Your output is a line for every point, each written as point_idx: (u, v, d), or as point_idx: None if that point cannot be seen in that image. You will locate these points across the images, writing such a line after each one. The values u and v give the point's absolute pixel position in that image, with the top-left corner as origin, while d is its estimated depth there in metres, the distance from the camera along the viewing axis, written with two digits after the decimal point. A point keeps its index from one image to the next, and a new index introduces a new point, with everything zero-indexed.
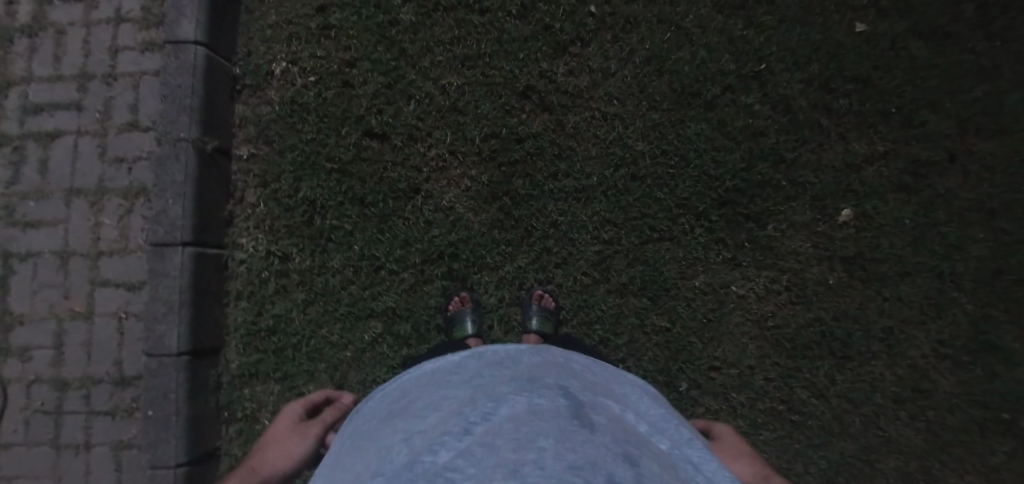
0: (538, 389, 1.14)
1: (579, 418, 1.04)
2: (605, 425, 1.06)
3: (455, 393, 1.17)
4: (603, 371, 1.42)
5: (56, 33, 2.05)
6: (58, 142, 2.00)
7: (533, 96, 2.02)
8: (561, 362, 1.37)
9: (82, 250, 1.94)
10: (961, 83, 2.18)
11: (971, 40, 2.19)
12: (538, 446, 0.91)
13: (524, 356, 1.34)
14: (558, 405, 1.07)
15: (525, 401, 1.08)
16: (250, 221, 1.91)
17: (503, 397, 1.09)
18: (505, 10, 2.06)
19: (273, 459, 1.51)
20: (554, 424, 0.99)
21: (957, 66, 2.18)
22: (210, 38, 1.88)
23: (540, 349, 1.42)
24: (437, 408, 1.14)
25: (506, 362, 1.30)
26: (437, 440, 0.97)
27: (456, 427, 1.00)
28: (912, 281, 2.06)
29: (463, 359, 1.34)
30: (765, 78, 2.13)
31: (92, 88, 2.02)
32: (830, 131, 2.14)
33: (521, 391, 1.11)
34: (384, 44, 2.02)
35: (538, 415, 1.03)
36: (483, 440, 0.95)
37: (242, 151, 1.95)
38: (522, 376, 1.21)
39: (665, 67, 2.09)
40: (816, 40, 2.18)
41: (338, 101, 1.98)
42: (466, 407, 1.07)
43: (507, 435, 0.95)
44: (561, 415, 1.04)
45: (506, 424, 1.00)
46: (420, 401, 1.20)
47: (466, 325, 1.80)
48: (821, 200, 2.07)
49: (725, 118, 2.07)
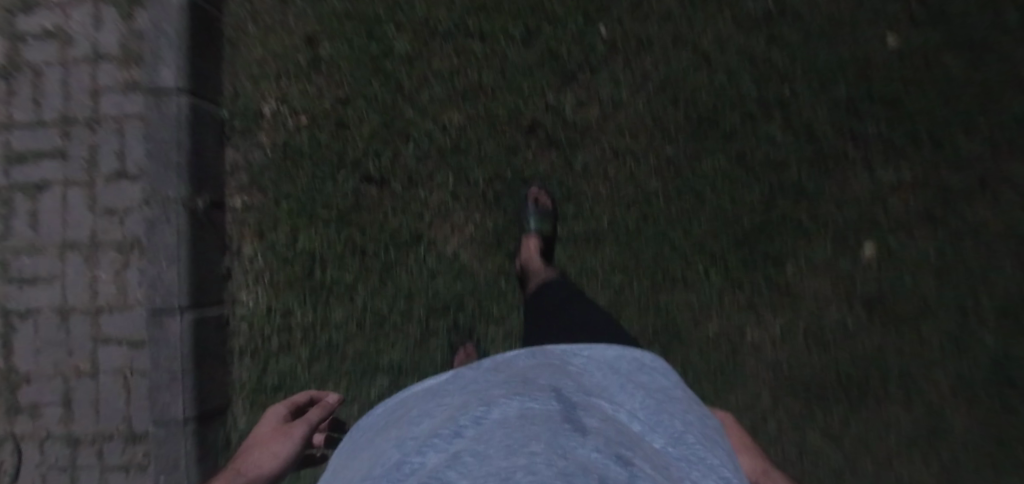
0: (531, 392, 1.02)
1: (571, 422, 0.93)
2: (598, 428, 0.93)
3: (450, 401, 1.05)
4: (600, 363, 1.26)
5: (35, 75, 1.98)
6: (46, 193, 1.94)
7: (540, 132, 1.89)
8: (559, 363, 1.22)
9: (80, 305, 1.91)
10: (998, 97, 2.07)
11: (1012, 51, 2.08)
12: (529, 452, 0.80)
13: (520, 359, 1.21)
14: (551, 410, 0.96)
15: (517, 404, 0.97)
16: (249, 276, 1.85)
17: (496, 401, 0.98)
18: (508, 34, 1.91)
19: (256, 461, 1.41)
20: (545, 429, 0.88)
21: (996, 79, 2.08)
22: (193, 83, 1.76)
23: (534, 351, 1.27)
24: (431, 416, 1.01)
25: (500, 369, 1.16)
26: (426, 444, 0.87)
27: (447, 430, 0.90)
28: (934, 317, 2.00)
29: (458, 370, 1.21)
30: (788, 103, 2.00)
31: (76, 134, 1.95)
32: (855, 159, 2.04)
33: (513, 395, 1.00)
34: (379, 78, 1.88)
35: (529, 419, 0.91)
36: (472, 446, 0.84)
37: (235, 201, 1.85)
38: (517, 382, 1.08)
39: (681, 95, 1.94)
40: (843, 59, 2.06)
41: (333, 144, 1.86)
42: (457, 412, 0.97)
43: (498, 442, 0.84)
44: (552, 419, 0.92)
45: (498, 429, 0.89)
46: (415, 411, 1.06)
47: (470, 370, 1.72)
48: (843, 236, 1.99)
49: (744, 150, 1.95)
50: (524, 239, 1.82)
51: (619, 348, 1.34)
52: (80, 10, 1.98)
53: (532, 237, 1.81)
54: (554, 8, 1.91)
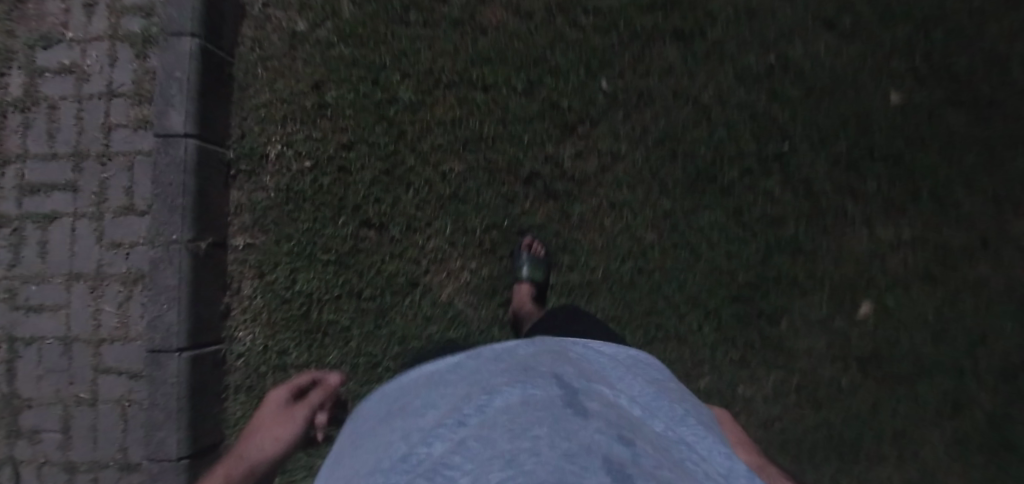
0: (533, 378, 1.04)
1: (573, 405, 0.95)
2: (599, 411, 0.97)
3: (450, 386, 1.06)
4: (599, 356, 1.31)
5: (50, 108, 2.04)
6: (56, 224, 1.99)
7: (538, 182, 1.92)
8: (557, 351, 1.26)
9: (82, 335, 1.96)
10: (1000, 157, 2.09)
11: (1014, 111, 2.10)
12: (533, 436, 0.83)
13: (520, 347, 1.22)
14: (553, 395, 0.98)
15: (520, 391, 0.98)
16: (247, 315, 1.88)
17: (498, 387, 1.00)
18: (510, 85, 1.95)
19: (259, 448, 1.33)
20: (548, 414, 0.90)
21: (998, 139, 2.10)
22: (201, 127, 1.80)
23: (535, 340, 1.30)
24: (432, 404, 1.03)
25: (500, 355, 1.18)
26: (431, 433, 0.89)
27: (451, 419, 0.92)
28: (931, 378, 1.98)
29: (456, 356, 1.23)
30: (787, 159, 2.00)
31: (86, 168, 2.00)
32: (854, 215, 2.03)
33: (515, 381, 1.02)
34: (383, 125, 1.92)
35: (532, 405, 0.93)
36: (475, 432, 0.87)
37: (237, 240, 1.90)
38: (517, 367, 1.10)
39: (679, 150, 1.96)
40: (845, 114, 2.06)
41: (335, 188, 1.90)
42: (459, 400, 0.99)
43: (503, 428, 0.87)
44: (556, 402, 0.95)
45: (501, 415, 0.91)
46: (414, 401, 1.08)
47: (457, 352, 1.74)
48: (839, 293, 1.99)
49: (741, 206, 1.96)
50: (516, 284, 1.84)
51: (613, 345, 1.40)
52: (97, 47, 2.05)
53: (524, 283, 1.83)
54: (556, 61, 1.96)
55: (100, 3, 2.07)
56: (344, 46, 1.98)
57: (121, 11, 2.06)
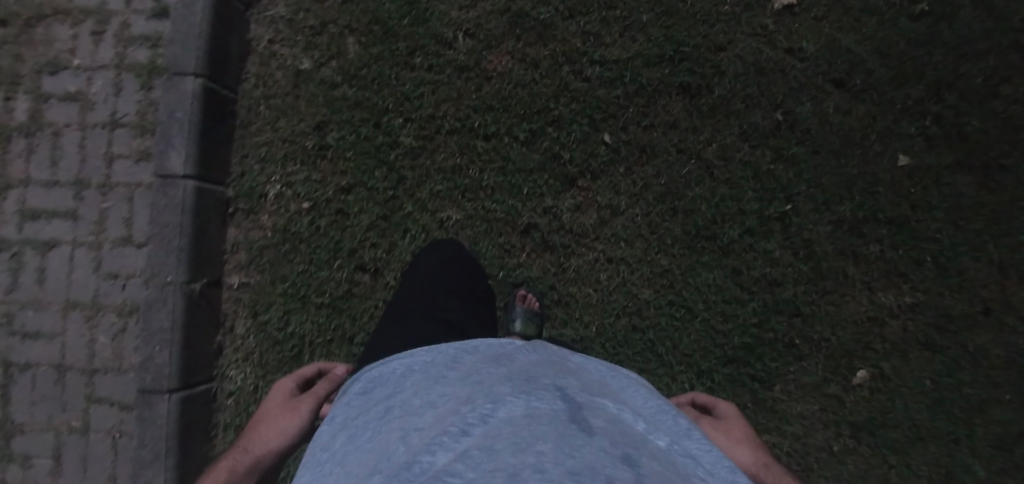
0: (536, 392, 1.09)
1: (576, 421, 1.00)
2: (602, 428, 1.01)
3: (454, 393, 1.11)
4: (602, 368, 1.36)
5: (53, 135, 2.04)
6: (56, 251, 2.00)
7: (535, 233, 1.91)
8: (558, 362, 1.31)
9: (76, 363, 1.96)
10: (1007, 222, 2.07)
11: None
12: (537, 450, 0.89)
13: (521, 354, 1.27)
14: (556, 410, 1.03)
15: (523, 404, 1.03)
16: (239, 354, 1.88)
17: (502, 398, 1.05)
18: (512, 134, 1.94)
19: (264, 438, 1.46)
20: (552, 429, 0.96)
21: (1006, 205, 2.07)
22: (201, 168, 1.81)
23: (536, 347, 1.35)
24: (434, 408, 1.08)
25: (502, 362, 1.22)
26: (435, 441, 0.94)
27: (455, 427, 0.97)
28: (924, 447, 1.96)
29: (458, 356, 1.27)
30: (790, 219, 1.98)
31: (87, 197, 2.01)
32: (855, 278, 2.00)
33: (518, 394, 1.07)
34: (382, 169, 1.91)
35: (535, 420, 0.99)
36: (482, 443, 0.92)
37: (233, 279, 1.90)
38: (521, 378, 1.14)
39: (680, 206, 1.94)
40: (851, 175, 2.03)
41: (332, 231, 1.90)
42: (463, 407, 1.03)
43: (507, 440, 0.92)
44: (558, 418, 1.00)
45: (506, 428, 0.97)
46: (418, 401, 1.12)
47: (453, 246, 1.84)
48: (836, 358, 1.97)
49: (741, 266, 1.94)
50: (506, 335, 1.81)
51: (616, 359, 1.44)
52: (103, 75, 2.06)
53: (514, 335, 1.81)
54: (559, 111, 1.95)
55: (109, 31, 2.08)
56: (349, 86, 1.97)
57: (129, 40, 2.07)
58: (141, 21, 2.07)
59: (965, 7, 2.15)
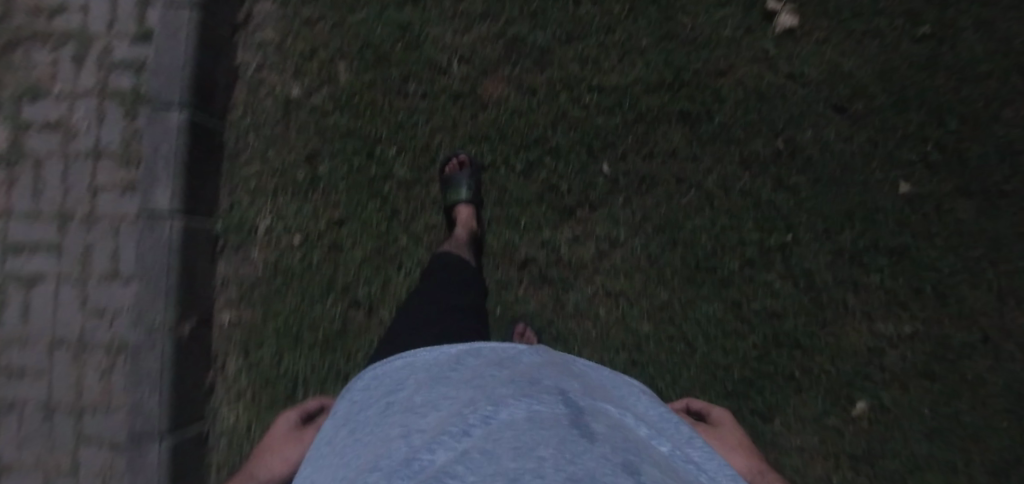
0: (538, 395, 1.09)
1: (578, 426, 1.00)
2: (605, 433, 1.01)
3: (456, 394, 1.12)
4: (604, 375, 1.38)
5: (35, 165, 1.98)
6: (40, 286, 1.95)
7: (533, 267, 1.88)
8: (561, 365, 1.31)
9: (63, 402, 1.92)
10: (1007, 246, 2.05)
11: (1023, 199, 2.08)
12: (538, 456, 0.88)
13: (525, 357, 1.27)
14: (558, 414, 1.03)
15: (526, 408, 1.04)
16: (231, 393, 1.84)
17: (504, 402, 1.05)
18: (509, 165, 1.90)
19: (270, 469, 1.41)
20: (553, 433, 0.95)
21: (1004, 230, 2.06)
22: (188, 203, 1.75)
23: (539, 350, 1.35)
24: (437, 409, 1.08)
25: (505, 364, 1.22)
26: (435, 441, 0.95)
27: (455, 429, 0.98)
28: (923, 478, 1.95)
29: (461, 357, 1.27)
30: (790, 250, 1.96)
31: (71, 230, 1.95)
32: (855, 308, 1.98)
33: (520, 397, 1.07)
34: (376, 202, 1.87)
35: (537, 423, 0.99)
36: (483, 446, 0.92)
37: (223, 316, 1.85)
38: (523, 381, 1.14)
39: (680, 238, 1.91)
40: (852, 202, 2.00)
41: (325, 267, 1.86)
42: (464, 409, 1.04)
43: (507, 444, 0.92)
44: (560, 422, 1.00)
45: (506, 430, 0.97)
46: (419, 400, 1.13)
47: (461, 189, 1.80)
48: (835, 389, 1.96)
49: (741, 298, 1.92)
50: None
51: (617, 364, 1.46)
52: (85, 103, 1.99)
53: None
54: (557, 140, 1.90)
55: (91, 57, 2.01)
56: (340, 114, 1.91)
57: (112, 66, 2.00)
58: (124, 46, 2.01)
59: (965, 29, 2.13)
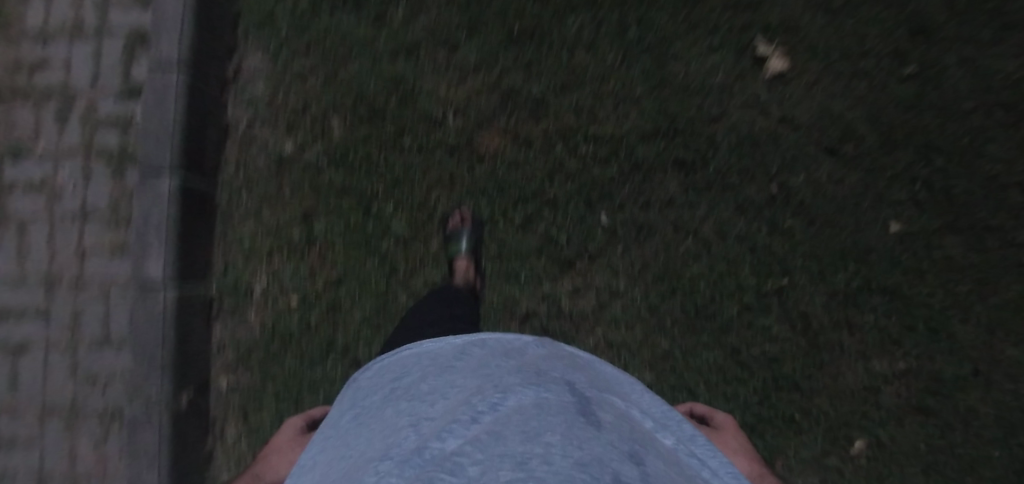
0: (545, 383, 1.10)
1: (585, 415, 1.02)
2: (610, 424, 1.04)
3: (462, 380, 1.12)
4: (609, 368, 1.39)
5: (18, 229, 1.92)
6: (28, 354, 1.90)
7: (534, 321, 1.88)
8: (565, 356, 1.32)
9: (56, 472, 1.87)
10: (994, 280, 2.07)
11: (1010, 232, 2.09)
12: (546, 442, 0.90)
13: (530, 347, 1.28)
14: (565, 402, 1.04)
15: (532, 395, 1.05)
16: (232, 459, 1.82)
17: (511, 388, 1.06)
18: (507, 218, 1.90)
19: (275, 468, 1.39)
20: (561, 421, 0.97)
21: (991, 263, 2.08)
22: (181, 272, 1.73)
23: (542, 341, 1.36)
24: (443, 395, 1.09)
25: (511, 353, 1.23)
26: (445, 427, 0.95)
27: (465, 414, 0.98)
28: None
29: (465, 346, 1.27)
30: (786, 294, 1.98)
31: (59, 295, 1.90)
32: (850, 347, 2.02)
33: (528, 385, 1.08)
34: (374, 260, 1.85)
35: (545, 410, 1.00)
36: (491, 429, 0.94)
37: (221, 380, 1.84)
38: (529, 370, 1.15)
39: (679, 286, 1.92)
40: (845, 243, 2.02)
41: (324, 328, 1.83)
42: (472, 395, 1.04)
43: (516, 428, 0.94)
44: (567, 410, 1.02)
45: (515, 416, 0.98)
46: (424, 386, 1.14)
47: (460, 244, 1.79)
48: (833, 429, 1.99)
49: (739, 344, 1.94)
50: None
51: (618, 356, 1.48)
52: (69, 162, 1.93)
53: None
54: (555, 192, 1.90)
55: (74, 114, 1.95)
56: (334, 171, 1.89)
57: (96, 123, 1.94)
58: (108, 102, 1.95)
59: (950, 67, 2.16)
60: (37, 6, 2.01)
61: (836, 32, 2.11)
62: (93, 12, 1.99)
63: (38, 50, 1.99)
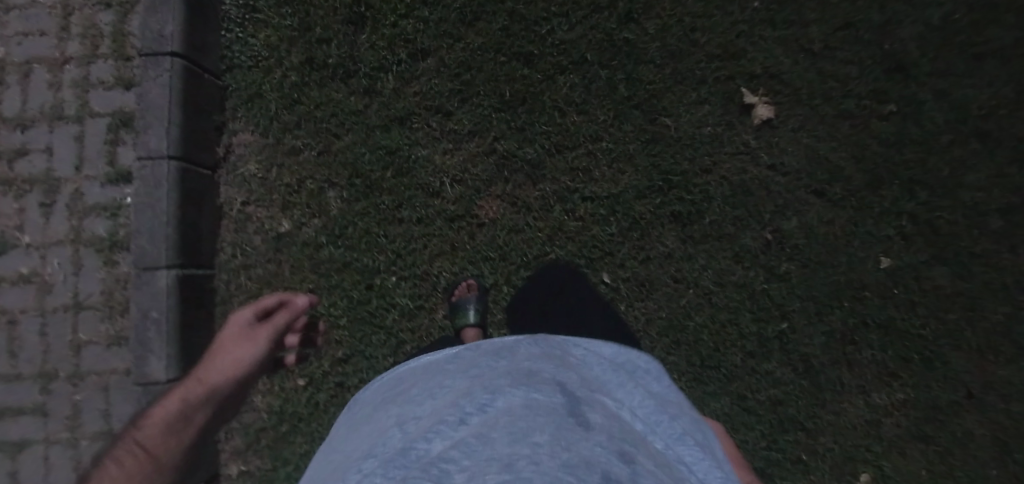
0: (536, 383, 1.12)
1: (574, 415, 1.03)
2: (600, 423, 1.05)
3: (452, 384, 1.16)
4: (604, 361, 1.36)
5: (8, 323, 1.86)
6: (26, 452, 1.84)
7: None
8: (559, 353, 1.31)
9: None
10: (980, 303, 2.12)
11: (993, 256, 2.15)
12: (533, 442, 0.92)
13: (523, 346, 1.28)
14: (554, 402, 1.06)
15: (522, 395, 1.07)
16: None
17: (501, 390, 1.08)
18: (511, 283, 1.90)
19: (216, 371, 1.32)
20: (549, 421, 0.99)
21: (975, 287, 2.13)
22: (185, 366, 1.69)
23: (539, 338, 1.35)
24: (433, 398, 1.14)
25: (503, 354, 1.24)
26: (431, 428, 1.00)
27: (452, 416, 1.02)
28: None
29: (462, 351, 1.30)
30: (787, 338, 2.01)
31: (56, 389, 1.85)
32: (850, 384, 2.05)
33: (517, 384, 1.10)
34: (380, 335, 1.84)
35: (533, 410, 1.02)
36: (478, 432, 0.96)
37: (231, 468, 1.81)
38: (520, 371, 1.17)
39: (682, 338, 1.96)
40: (840, 281, 2.06)
41: (333, 407, 1.82)
42: (462, 398, 1.08)
43: (504, 429, 0.96)
44: (557, 411, 1.03)
45: (503, 417, 1.00)
46: (416, 392, 1.19)
47: (469, 311, 1.75)
48: (839, 467, 2.02)
49: (745, 390, 1.98)
50: None
51: (615, 345, 1.43)
52: (57, 252, 1.87)
53: None
54: (556, 254, 1.92)
55: (59, 202, 1.89)
56: (334, 246, 1.87)
57: (84, 210, 1.89)
58: (95, 187, 1.89)
59: (926, 101, 2.23)
60: (14, 91, 1.94)
61: (816, 75, 2.18)
62: (74, 95, 1.94)
63: (16, 136, 1.92)
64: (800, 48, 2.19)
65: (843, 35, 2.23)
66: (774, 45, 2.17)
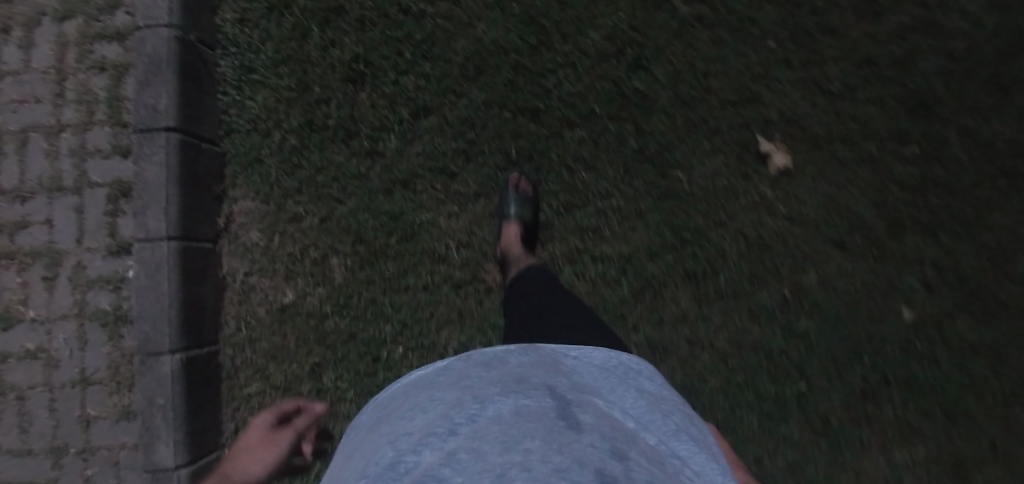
0: (526, 390, 1.07)
1: (565, 417, 1.00)
2: (592, 423, 1.01)
3: (443, 396, 1.09)
4: (595, 366, 1.31)
5: (18, 399, 1.85)
6: None
7: None
8: (549, 360, 1.27)
9: None
10: (1004, 351, 2.02)
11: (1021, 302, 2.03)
12: (525, 449, 0.87)
13: (513, 356, 1.23)
14: (545, 406, 1.02)
15: (511, 401, 1.02)
16: None
17: (490, 398, 1.03)
18: None
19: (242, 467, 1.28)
20: (539, 426, 0.94)
21: (999, 336, 2.03)
22: (192, 448, 1.68)
23: (527, 347, 1.32)
24: (424, 412, 1.05)
25: (493, 365, 1.19)
26: (421, 441, 0.93)
27: (442, 427, 0.96)
28: None
29: (451, 363, 1.24)
30: (805, 397, 1.96)
31: (67, 464, 1.84)
32: (871, 442, 1.98)
33: (507, 392, 1.05)
34: None
35: (523, 416, 0.97)
36: (468, 443, 0.90)
37: None
38: (510, 378, 1.12)
39: (697, 401, 1.93)
40: (859, 335, 2.00)
41: None
42: (451, 408, 1.01)
43: (494, 437, 0.91)
44: (547, 415, 0.99)
45: (492, 425, 0.95)
46: (407, 406, 1.10)
47: None
48: None
49: (761, 452, 1.94)
50: None
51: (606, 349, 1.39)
52: (64, 328, 1.86)
53: None
54: None
55: (62, 275, 1.87)
56: (339, 317, 1.84)
57: (86, 285, 1.86)
58: (96, 261, 1.86)
59: (951, 138, 2.13)
60: (12, 162, 1.91)
61: (835, 117, 2.09)
62: (71, 165, 1.90)
63: (17, 208, 1.89)
64: (817, 89, 2.10)
65: (862, 73, 2.14)
66: (791, 87, 2.08)
